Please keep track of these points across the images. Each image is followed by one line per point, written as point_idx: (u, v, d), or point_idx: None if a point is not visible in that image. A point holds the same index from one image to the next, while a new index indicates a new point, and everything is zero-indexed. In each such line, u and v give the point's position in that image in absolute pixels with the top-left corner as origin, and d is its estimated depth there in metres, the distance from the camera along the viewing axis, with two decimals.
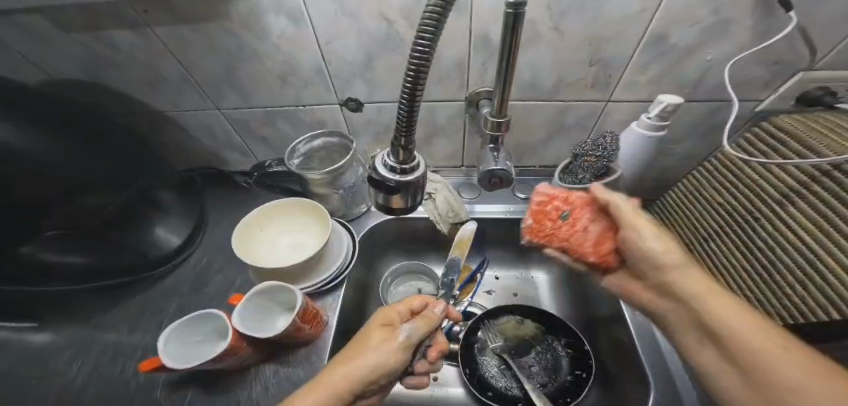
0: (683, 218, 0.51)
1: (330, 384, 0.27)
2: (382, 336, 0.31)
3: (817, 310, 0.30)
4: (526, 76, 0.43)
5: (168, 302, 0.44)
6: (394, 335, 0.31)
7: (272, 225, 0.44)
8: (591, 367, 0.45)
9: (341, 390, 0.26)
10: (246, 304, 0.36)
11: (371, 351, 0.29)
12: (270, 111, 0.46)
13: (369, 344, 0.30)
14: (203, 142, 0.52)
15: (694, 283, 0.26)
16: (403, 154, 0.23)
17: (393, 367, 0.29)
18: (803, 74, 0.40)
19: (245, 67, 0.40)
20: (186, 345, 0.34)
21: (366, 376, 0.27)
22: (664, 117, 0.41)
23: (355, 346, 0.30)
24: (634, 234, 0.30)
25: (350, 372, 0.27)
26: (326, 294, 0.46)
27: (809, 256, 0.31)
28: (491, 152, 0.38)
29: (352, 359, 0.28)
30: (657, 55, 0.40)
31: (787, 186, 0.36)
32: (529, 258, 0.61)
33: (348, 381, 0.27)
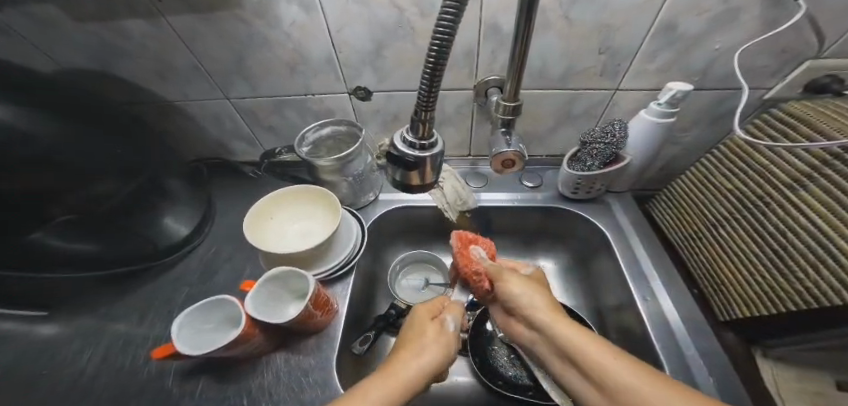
0: (691, 206, 0.51)
1: (402, 376, 0.26)
2: (435, 331, 0.32)
3: (824, 296, 0.30)
4: (535, 64, 0.43)
5: (176, 292, 0.44)
6: (443, 329, 0.33)
7: (282, 212, 0.44)
8: None
9: (413, 378, 0.27)
10: (257, 291, 0.35)
11: (429, 346, 0.30)
12: (279, 101, 0.46)
13: (426, 340, 0.31)
14: (211, 132, 0.52)
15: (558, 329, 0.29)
16: (422, 130, 0.23)
17: (448, 359, 0.31)
18: (809, 62, 0.40)
19: (254, 56, 0.40)
20: (198, 332, 0.34)
21: (431, 369, 0.28)
22: (674, 104, 0.42)
23: (411, 343, 0.31)
24: (510, 290, 0.34)
25: (419, 367, 0.27)
26: (336, 281, 0.46)
27: (819, 240, 0.32)
28: (503, 136, 0.38)
29: (416, 354, 0.29)
30: (667, 43, 0.40)
31: (800, 171, 0.36)
32: (535, 248, 0.62)
33: (415, 369, 0.27)
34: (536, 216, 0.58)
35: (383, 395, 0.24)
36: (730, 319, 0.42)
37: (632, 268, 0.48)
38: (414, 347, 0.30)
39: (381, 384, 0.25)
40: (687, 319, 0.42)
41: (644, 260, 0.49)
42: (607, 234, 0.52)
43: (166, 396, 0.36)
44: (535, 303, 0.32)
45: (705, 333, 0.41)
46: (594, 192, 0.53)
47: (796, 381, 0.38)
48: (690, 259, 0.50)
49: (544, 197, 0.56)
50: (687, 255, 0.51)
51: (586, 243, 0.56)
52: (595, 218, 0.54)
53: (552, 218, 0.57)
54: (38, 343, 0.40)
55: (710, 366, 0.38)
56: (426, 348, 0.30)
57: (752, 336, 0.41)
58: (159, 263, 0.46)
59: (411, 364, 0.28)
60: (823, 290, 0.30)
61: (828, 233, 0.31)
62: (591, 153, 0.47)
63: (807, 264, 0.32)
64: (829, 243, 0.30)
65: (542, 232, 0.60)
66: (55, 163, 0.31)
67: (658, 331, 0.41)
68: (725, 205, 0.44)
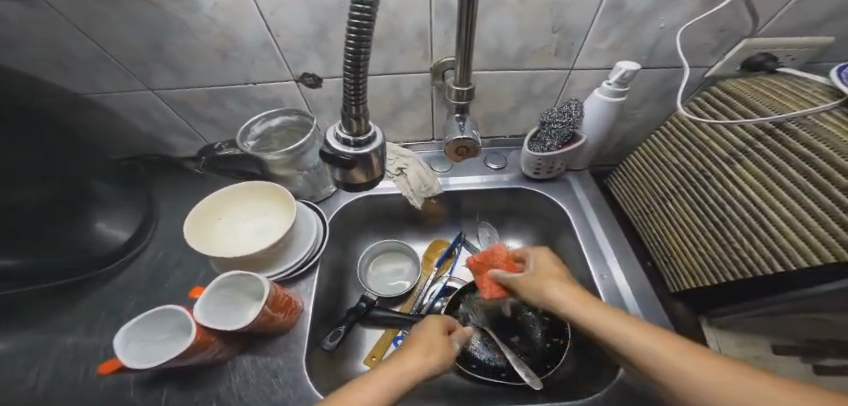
0: (642, 178, 0.53)
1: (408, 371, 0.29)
2: (443, 339, 0.35)
3: (759, 263, 0.32)
4: (490, 44, 0.42)
5: (123, 302, 0.42)
6: (448, 341, 0.35)
7: (231, 212, 0.41)
8: (568, 334, 0.47)
9: (418, 371, 0.29)
10: (208, 296, 0.34)
11: (430, 347, 0.33)
12: (214, 91, 0.42)
13: (432, 341, 0.34)
14: (139, 126, 0.47)
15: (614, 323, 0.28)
16: (355, 125, 0.21)
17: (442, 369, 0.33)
18: (746, 40, 0.41)
19: (173, 42, 0.36)
20: (149, 344, 0.33)
21: (433, 370, 0.31)
22: (623, 83, 0.42)
23: (421, 339, 0.34)
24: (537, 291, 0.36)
25: (424, 367, 0.30)
26: (299, 279, 0.45)
27: (751, 211, 0.34)
28: (456, 121, 0.37)
29: (423, 352, 0.32)
30: (617, 21, 0.39)
31: (736, 144, 0.38)
32: (504, 228, 0.63)
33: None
34: (503, 198, 0.58)
35: (380, 385, 0.26)
36: (680, 291, 0.44)
37: (591, 244, 0.51)
38: (420, 345, 0.33)
39: (382, 381, 0.27)
40: (638, 290, 0.46)
41: (600, 236, 0.51)
42: (567, 210, 0.54)
43: None
44: (556, 293, 0.34)
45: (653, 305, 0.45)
46: (555, 171, 0.54)
47: (736, 347, 0.41)
48: (642, 230, 0.53)
49: (510, 178, 0.57)
50: (640, 227, 0.53)
51: (549, 222, 0.58)
52: (556, 197, 0.56)
53: (517, 199, 0.58)
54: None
55: None
56: (430, 348, 0.33)
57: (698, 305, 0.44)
58: (102, 271, 0.43)
59: (414, 359, 0.30)
60: (757, 260, 0.32)
61: (760, 205, 0.33)
62: (550, 133, 0.48)
63: (742, 236, 0.35)
64: (759, 212, 0.33)
65: (509, 214, 0.61)
66: None
67: (612, 303, 0.45)
68: (673, 181, 0.46)
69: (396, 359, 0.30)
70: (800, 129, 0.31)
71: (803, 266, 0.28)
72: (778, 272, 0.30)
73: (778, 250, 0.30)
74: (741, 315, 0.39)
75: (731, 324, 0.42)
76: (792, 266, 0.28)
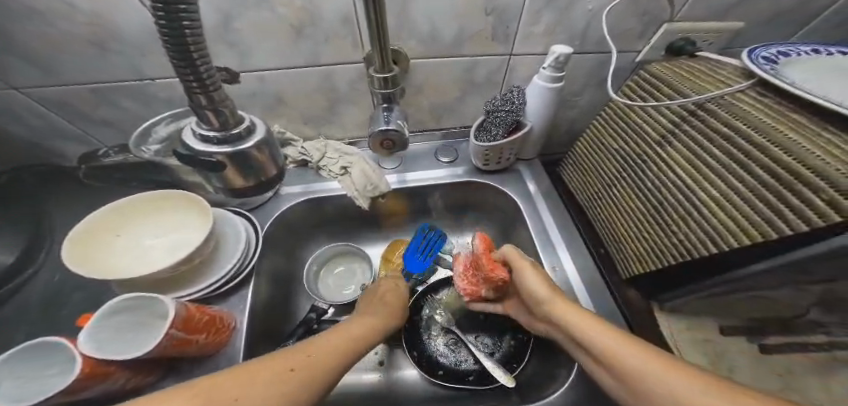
0: (587, 165, 0.53)
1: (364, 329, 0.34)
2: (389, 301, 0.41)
3: (694, 245, 0.32)
4: (421, 28, 0.39)
5: (6, 341, 0.35)
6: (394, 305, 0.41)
7: (133, 227, 0.36)
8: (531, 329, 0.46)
9: (371, 332, 0.34)
10: (99, 322, 0.29)
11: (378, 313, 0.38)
12: (100, 88, 0.36)
13: (382, 310, 0.39)
14: (15, 132, 0.40)
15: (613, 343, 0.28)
16: (214, 122, 0.21)
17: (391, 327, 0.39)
18: (666, 25, 0.41)
19: (27, 28, 0.29)
20: (32, 382, 0.27)
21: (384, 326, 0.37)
22: (560, 67, 0.41)
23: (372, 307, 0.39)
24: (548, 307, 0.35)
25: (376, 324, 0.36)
26: (231, 295, 0.41)
27: (684, 195, 0.34)
28: (383, 112, 0.33)
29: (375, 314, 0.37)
30: (547, 2, 0.38)
31: (664, 126, 0.37)
32: (462, 223, 0.61)
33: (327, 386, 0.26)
34: (457, 192, 0.56)
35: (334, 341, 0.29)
36: (631, 276, 0.44)
37: (543, 235, 0.50)
38: (372, 311, 0.38)
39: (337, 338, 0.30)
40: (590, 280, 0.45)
41: (550, 227, 0.50)
42: (520, 202, 0.53)
43: None
44: (562, 307, 0.34)
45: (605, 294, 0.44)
46: (505, 161, 0.53)
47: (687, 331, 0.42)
48: (593, 218, 0.52)
49: (465, 171, 0.55)
50: (591, 214, 0.53)
51: (504, 214, 0.57)
52: (509, 188, 0.54)
53: (471, 192, 0.57)
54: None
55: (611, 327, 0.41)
56: (379, 313, 0.38)
57: (649, 292, 0.44)
58: None
59: (363, 321, 0.35)
60: (693, 243, 0.32)
61: (692, 187, 0.33)
62: (495, 122, 0.46)
63: (678, 218, 0.35)
64: (691, 196, 0.33)
65: (466, 208, 0.60)
66: None
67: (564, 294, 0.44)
68: (614, 167, 0.45)
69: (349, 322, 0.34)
70: (719, 109, 0.32)
71: (734, 246, 0.28)
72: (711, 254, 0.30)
73: (711, 231, 0.30)
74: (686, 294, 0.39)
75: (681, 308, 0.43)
76: (725, 248, 0.29)
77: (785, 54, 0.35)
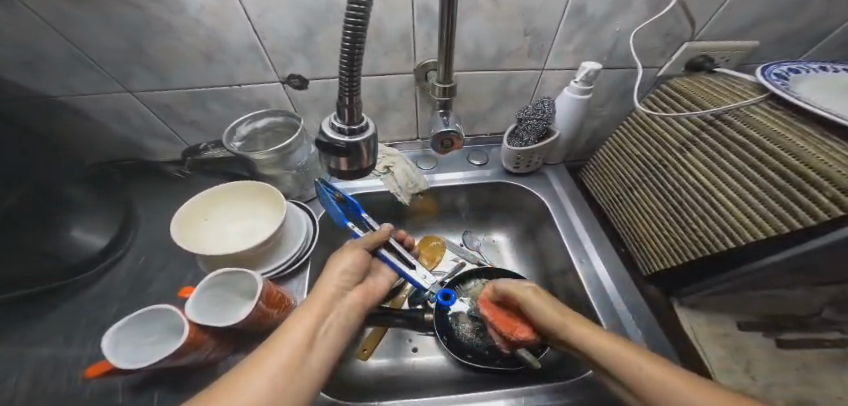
0: (609, 170, 0.57)
1: (327, 287, 0.34)
2: (352, 250, 0.40)
3: (713, 241, 0.36)
4: (467, 46, 0.45)
5: (104, 309, 0.40)
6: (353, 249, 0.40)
7: (218, 213, 0.41)
8: None
9: (332, 288, 0.35)
10: (198, 295, 0.34)
11: (338, 265, 0.37)
12: (198, 92, 0.43)
13: (343, 260, 0.38)
14: (115, 129, 0.47)
15: (618, 353, 0.29)
16: (349, 115, 0.23)
17: (360, 271, 0.39)
18: (686, 44, 0.47)
19: (156, 42, 0.36)
20: (137, 347, 0.32)
21: (349, 272, 0.37)
22: (589, 82, 0.46)
23: (334, 262, 0.38)
24: (550, 320, 0.34)
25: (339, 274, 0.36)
26: (291, 278, 0.45)
27: (704, 196, 0.38)
28: (440, 117, 0.39)
29: (335, 268, 0.37)
30: (579, 25, 0.43)
31: (683, 135, 0.42)
32: (489, 223, 0.66)
33: (324, 354, 0.28)
34: (486, 192, 0.61)
35: (306, 317, 0.30)
36: (653, 273, 0.47)
37: (569, 233, 0.54)
38: (334, 267, 0.37)
39: (306, 311, 0.31)
40: (615, 274, 0.49)
41: (578, 227, 0.54)
42: (547, 203, 0.57)
43: None
44: (563, 321, 0.34)
45: (630, 287, 0.48)
46: (533, 165, 0.57)
47: (705, 325, 0.45)
48: (614, 220, 0.56)
49: (493, 174, 0.60)
50: (612, 217, 0.57)
51: (530, 214, 0.61)
52: (535, 190, 0.59)
53: (500, 193, 0.61)
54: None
55: (635, 316, 0.45)
56: (343, 266, 0.37)
57: (670, 286, 0.48)
58: (79, 279, 0.42)
59: (330, 279, 0.35)
60: (712, 238, 0.37)
61: (711, 189, 0.37)
62: (527, 129, 0.51)
63: (698, 217, 0.39)
64: (711, 197, 0.37)
65: (493, 208, 0.64)
66: None
67: (592, 288, 0.48)
68: (636, 172, 0.50)
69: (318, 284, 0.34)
70: (735, 122, 0.36)
71: (750, 240, 0.32)
72: (728, 248, 0.34)
73: (728, 227, 0.34)
74: (702, 290, 0.44)
75: (700, 303, 0.46)
76: (742, 242, 0.33)
77: (795, 71, 0.39)
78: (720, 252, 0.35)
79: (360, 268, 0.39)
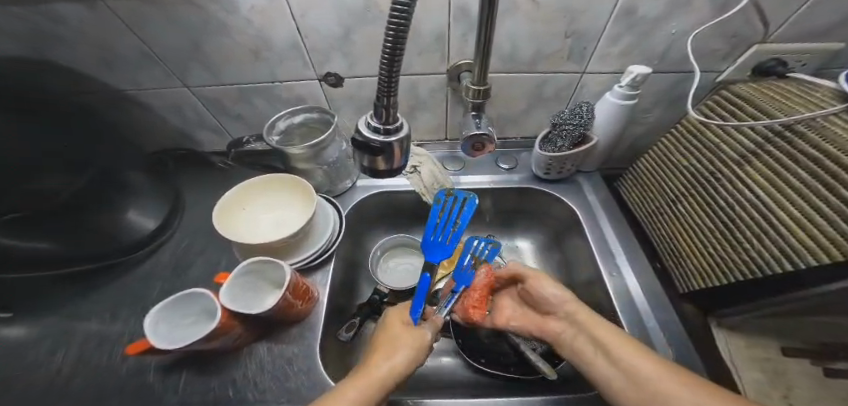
0: (650, 179, 0.54)
1: (379, 373, 0.30)
2: (407, 331, 0.35)
3: (768, 263, 0.32)
4: (504, 48, 0.44)
5: (150, 287, 0.44)
6: (412, 330, 0.36)
7: (254, 203, 0.43)
8: None
9: (386, 376, 0.30)
10: (231, 283, 0.36)
11: (395, 347, 0.33)
12: (243, 88, 0.45)
13: (400, 341, 0.34)
14: (170, 122, 0.51)
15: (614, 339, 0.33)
16: (385, 115, 0.23)
17: (418, 364, 0.33)
18: (756, 46, 0.42)
19: (211, 41, 0.39)
20: (175, 327, 0.34)
21: (406, 367, 0.32)
22: (635, 87, 0.43)
23: (390, 341, 0.34)
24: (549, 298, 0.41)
25: (394, 364, 0.31)
26: (316, 270, 0.47)
27: (763, 213, 0.34)
28: (473, 119, 0.38)
29: (393, 352, 0.33)
30: (628, 27, 0.41)
31: (743, 146, 0.38)
32: (513, 228, 0.64)
33: None
34: (513, 197, 0.59)
35: (357, 394, 0.28)
36: (690, 291, 0.44)
37: (601, 243, 0.51)
38: (389, 348, 0.33)
39: (357, 386, 0.28)
40: (649, 292, 0.45)
41: (609, 236, 0.52)
42: (577, 210, 0.55)
43: (149, 392, 0.36)
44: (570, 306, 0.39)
45: (664, 305, 0.44)
46: (566, 171, 0.55)
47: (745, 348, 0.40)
48: (651, 232, 0.52)
49: (521, 178, 0.58)
50: (649, 229, 0.53)
51: (558, 221, 0.59)
52: (565, 196, 0.56)
53: (527, 198, 0.59)
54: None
55: (668, 335, 0.41)
56: (400, 348, 0.33)
57: (709, 307, 0.43)
58: (129, 258, 0.46)
59: (384, 363, 0.31)
60: (766, 259, 0.33)
61: (771, 206, 0.33)
62: (561, 134, 0.49)
63: (752, 235, 0.35)
64: (769, 215, 0.33)
65: (519, 213, 0.62)
66: None
67: (623, 302, 0.45)
68: (682, 182, 0.46)
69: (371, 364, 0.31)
70: (808, 132, 0.32)
71: (811, 263, 0.28)
72: (786, 271, 0.31)
73: (787, 248, 0.30)
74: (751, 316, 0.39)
75: (739, 326, 0.42)
76: (800, 265, 0.29)
77: None
78: (774, 275, 0.32)
79: (428, 347, 0.35)
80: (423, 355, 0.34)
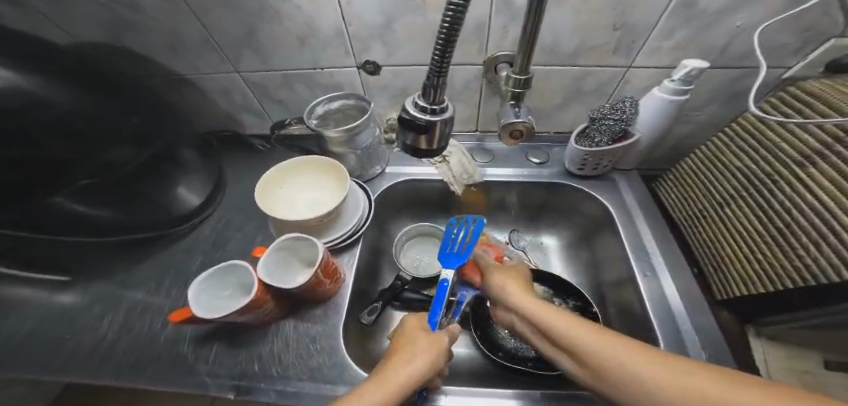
0: (694, 180, 0.51)
1: (395, 378, 0.29)
2: (425, 338, 0.35)
3: (825, 272, 0.30)
4: (546, 39, 0.43)
5: (191, 258, 0.47)
6: (428, 338, 0.35)
7: (291, 182, 0.44)
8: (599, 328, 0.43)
9: (403, 381, 0.29)
10: (267, 258, 0.37)
11: (411, 353, 0.32)
12: (286, 74, 0.47)
13: (416, 347, 0.33)
14: (218, 105, 0.54)
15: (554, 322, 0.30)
16: (433, 94, 0.23)
17: (435, 370, 0.32)
18: (834, 40, 0.39)
19: (264, 28, 0.40)
20: (215, 298, 0.37)
21: (422, 373, 0.31)
22: (687, 81, 0.41)
23: (404, 347, 0.33)
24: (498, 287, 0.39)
25: (411, 370, 0.30)
26: (343, 251, 0.48)
27: (822, 218, 0.31)
28: (511, 109, 0.38)
29: (409, 358, 0.32)
30: (684, 20, 0.39)
31: (808, 146, 0.35)
32: (540, 225, 0.63)
33: None
34: (542, 193, 0.58)
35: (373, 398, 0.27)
36: (729, 298, 0.42)
37: (635, 243, 0.49)
38: (404, 354, 0.32)
39: (373, 390, 0.27)
40: (686, 297, 0.43)
41: (644, 236, 0.49)
42: (610, 209, 0.53)
43: (184, 361, 0.38)
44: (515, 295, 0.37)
45: (702, 310, 0.42)
46: (601, 168, 0.53)
47: (785, 358, 0.37)
48: (690, 236, 0.50)
49: (551, 173, 0.57)
50: (688, 232, 0.50)
51: (589, 220, 0.57)
52: (599, 194, 0.54)
53: (557, 195, 0.58)
54: (56, 310, 0.44)
55: (704, 341, 0.39)
56: (416, 354, 0.32)
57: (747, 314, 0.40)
58: (174, 232, 0.49)
59: (401, 369, 0.30)
60: (821, 267, 0.30)
61: (832, 210, 0.30)
62: (599, 129, 0.47)
63: (809, 242, 0.32)
64: (829, 221, 0.30)
65: (547, 209, 0.61)
66: (66, 137, 0.32)
67: (656, 305, 0.42)
68: (732, 184, 0.43)
69: (387, 369, 0.30)
70: None
71: None
72: (844, 280, 0.28)
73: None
74: (795, 327, 0.36)
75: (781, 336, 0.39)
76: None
77: None
78: (830, 285, 0.29)
79: (444, 355, 0.34)
80: (439, 361, 0.33)
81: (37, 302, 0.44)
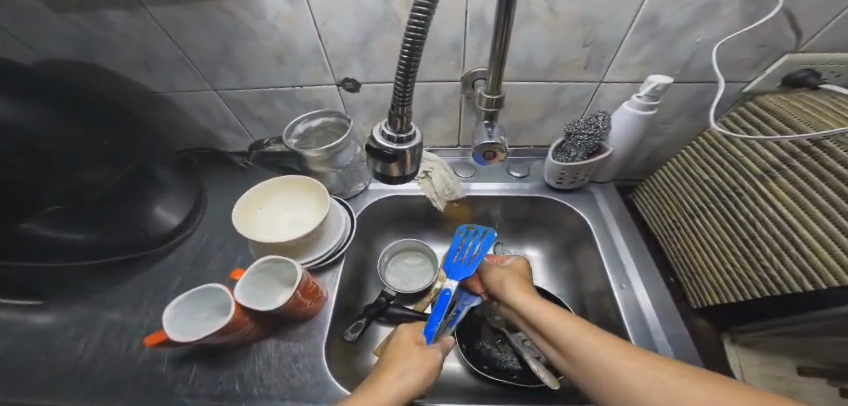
0: (668, 191, 0.52)
1: (387, 393, 0.29)
2: (417, 350, 0.35)
3: (789, 283, 0.31)
4: (520, 56, 0.44)
5: (169, 278, 0.47)
6: (422, 351, 0.35)
7: (270, 203, 0.44)
8: None
9: (394, 397, 0.29)
10: (245, 280, 0.37)
11: (404, 366, 0.33)
12: (265, 92, 0.47)
13: (407, 359, 0.33)
14: (198, 122, 0.54)
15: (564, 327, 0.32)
16: (399, 123, 0.24)
17: (425, 384, 0.33)
18: (788, 55, 0.41)
19: (239, 46, 0.41)
20: (191, 320, 0.36)
21: (414, 387, 0.31)
22: (655, 97, 0.42)
23: (395, 360, 0.34)
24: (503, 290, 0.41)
25: (404, 385, 0.31)
26: (325, 270, 0.48)
27: (785, 231, 0.32)
28: (485, 128, 0.39)
29: (401, 372, 0.32)
30: (649, 36, 0.40)
31: (769, 161, 0.36)
32: (523, 236, 0.63)
33: None
34: (525, 205, 0.59)
35: None
36: (704, 306, 0.43)
37: (612, 254, 0.50)
38: (396, 368, 0.32)
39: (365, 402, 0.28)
40: (660, 306, 0.44)
41: (621, 247, 0.51)
42: (589, 221, 0.54)
43: (162, 382, 0.38)
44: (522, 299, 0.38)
45: (675, 319, 0.43)
46: (579, 181, 0.54)
47: (758, 366, 0.39)
48: (666, 245, 0.51)
49: (532, 187, 0.58)
50: (664, 242, 0.51)
51: (570, 231, 0.58)
52: (578, 206, 0.56)
53: (539, 207, 0.59)
54: (29, 334, 0.42)
55: (677, 349, 0.40)
56: (408, 368, 0.32)
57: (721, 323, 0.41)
58: (153, 251, 0.48)
59: (392, 383, 0.30)
60: (785, 278, 0.31)
61: (794, 224, 0.31)
62: (574, 144, 0.48)
63: (772, 253, 0.33)
64: (792, 233, 0.31)
65: (530, 221, 0.62)
66: None
67: (632, 315, 0.44)
68: (702, 195, 0.44)
69: (377, 383, 0.30)
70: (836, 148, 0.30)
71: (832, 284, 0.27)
72: (806, 291, 0.29)
73: (809, 268, 0.29)
74: (768, 336, 0.37)
75: (754, 343, 0.40)
76: (822, 286, 0.28)
77: None
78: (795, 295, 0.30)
79: (437, 368, 0.35)
80: (431, 375, 0.34)
81: (8, 326, 0.43)
